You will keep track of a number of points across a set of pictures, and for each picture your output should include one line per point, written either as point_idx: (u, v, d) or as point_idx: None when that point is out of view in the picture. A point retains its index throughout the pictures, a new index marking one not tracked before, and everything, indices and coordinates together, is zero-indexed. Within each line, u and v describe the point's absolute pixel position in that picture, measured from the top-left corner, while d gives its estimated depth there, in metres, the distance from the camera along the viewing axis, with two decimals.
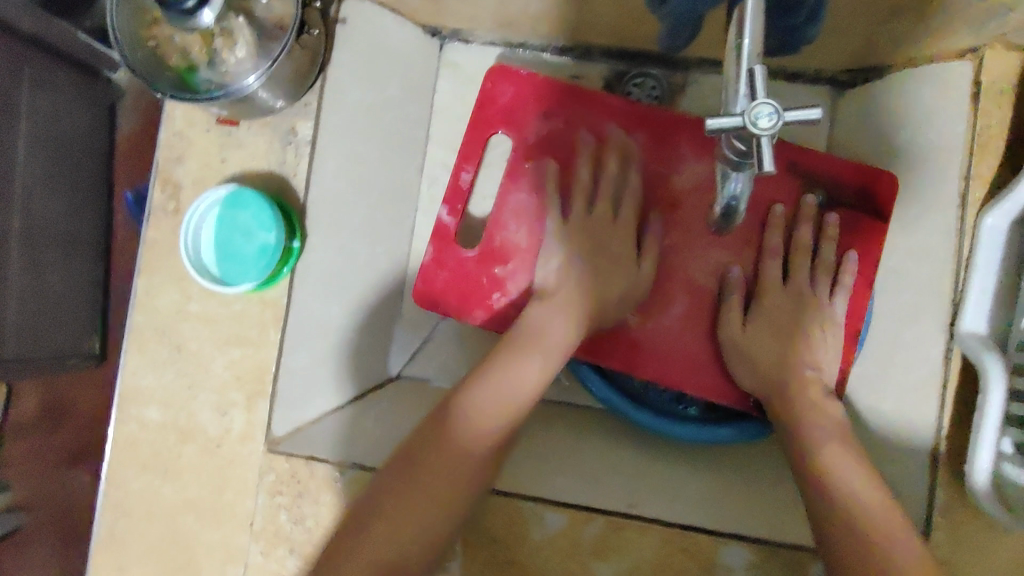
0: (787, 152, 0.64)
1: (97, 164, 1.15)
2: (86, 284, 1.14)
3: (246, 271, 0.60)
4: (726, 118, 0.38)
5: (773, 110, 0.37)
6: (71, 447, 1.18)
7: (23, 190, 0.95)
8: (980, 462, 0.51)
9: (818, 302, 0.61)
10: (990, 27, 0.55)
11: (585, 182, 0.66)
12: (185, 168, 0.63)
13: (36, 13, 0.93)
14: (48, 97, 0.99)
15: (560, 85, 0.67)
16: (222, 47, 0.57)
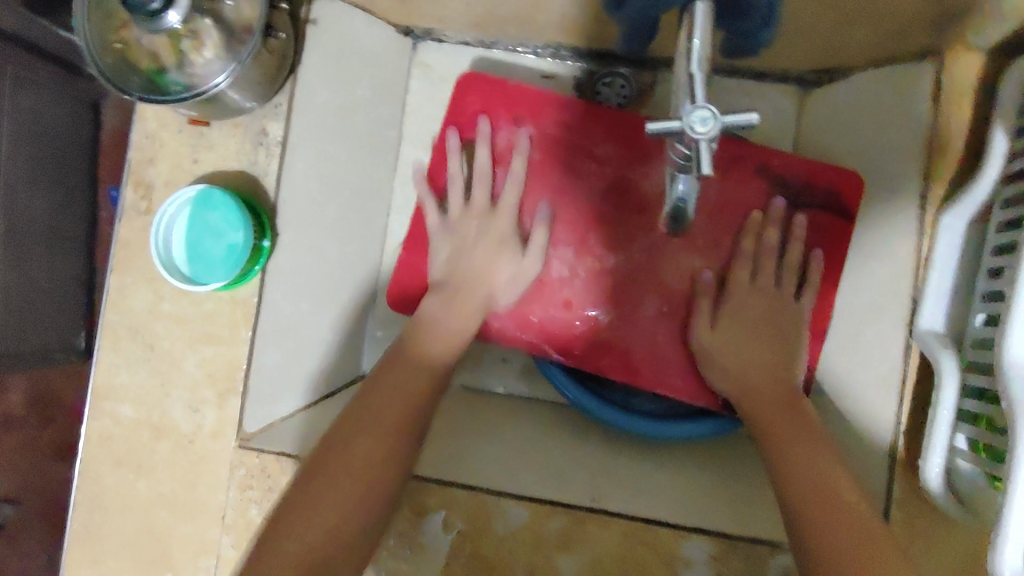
0: (756, 154, 0.65)
1: (81, 162, 1.15)
2: (71, 280, 1.15)
3: (213, 271, 0.61)
4: (668, 122, 0.39)
5: (711, 115, 0.38)
6: (60, 442, 1.19)
7: (4, 188, 0.96)
8: (934, 456, 0.52)
9: (786, 305, 0.61)
10: (949, 30, 0.56)
11: (557, 185, 0.66)
12: (158, 168, 0.63)
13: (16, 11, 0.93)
14: (30, 93, 1.00)
15: (531, 91, 0.67)
16: (190, 48, 0.57)
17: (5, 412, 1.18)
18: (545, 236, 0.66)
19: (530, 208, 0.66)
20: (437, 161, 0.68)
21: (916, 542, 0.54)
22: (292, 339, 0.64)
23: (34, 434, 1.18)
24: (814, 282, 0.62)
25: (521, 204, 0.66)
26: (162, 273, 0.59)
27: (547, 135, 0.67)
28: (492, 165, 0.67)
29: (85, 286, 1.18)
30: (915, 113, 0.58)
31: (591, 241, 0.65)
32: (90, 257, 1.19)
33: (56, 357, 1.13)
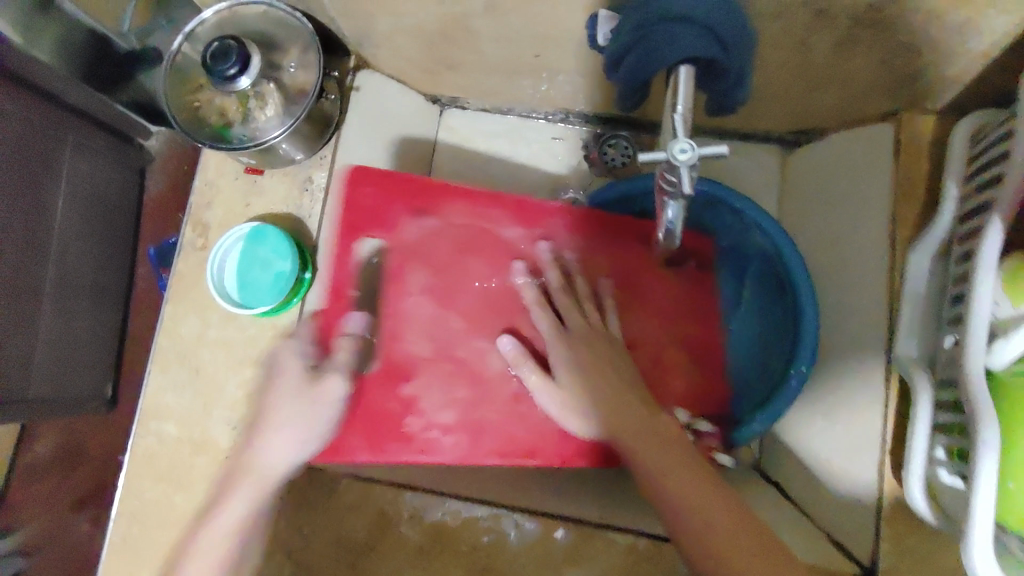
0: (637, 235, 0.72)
1: (122, 222, 1.25)
2: (106, 332, 1.22)
3: (259, 297, 0.68)
4: (656, 154, 0.47)
5: (690, 146, 0.45)
6: (82, 490, 1.24)
7: (58, 242, 1.05)
8: (913, 468, 0.56)
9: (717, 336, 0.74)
10: (905, 96, 0.65)
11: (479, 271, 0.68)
12: (213, 212, 0.72)
13: (82, 87, 1.06)
14: (86, 159, 1.11)
15: (422, 182, 0.69)
16: (255, 107, 0.67)
17: (32, 460, 1.25)
18: (474, 328, 0.67)
19: (445, 299, 0.68)
20: (337, 263, 0.67)
21: (908, 562, 0.59)
22: None
23: (61, 480, 1.24)
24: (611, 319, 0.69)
25: (454, 292, 0.68)
26: (216, 297, 0.67)
27: (452, 225, 0.69)
28: (404, 259, 0.67)
29: (117, 337, 1.25)
30: (881, 167, 0.67)
31: (523, 325, 0.68)
32: (126, 311, 1.27)
33: (88, 406, 1.19)
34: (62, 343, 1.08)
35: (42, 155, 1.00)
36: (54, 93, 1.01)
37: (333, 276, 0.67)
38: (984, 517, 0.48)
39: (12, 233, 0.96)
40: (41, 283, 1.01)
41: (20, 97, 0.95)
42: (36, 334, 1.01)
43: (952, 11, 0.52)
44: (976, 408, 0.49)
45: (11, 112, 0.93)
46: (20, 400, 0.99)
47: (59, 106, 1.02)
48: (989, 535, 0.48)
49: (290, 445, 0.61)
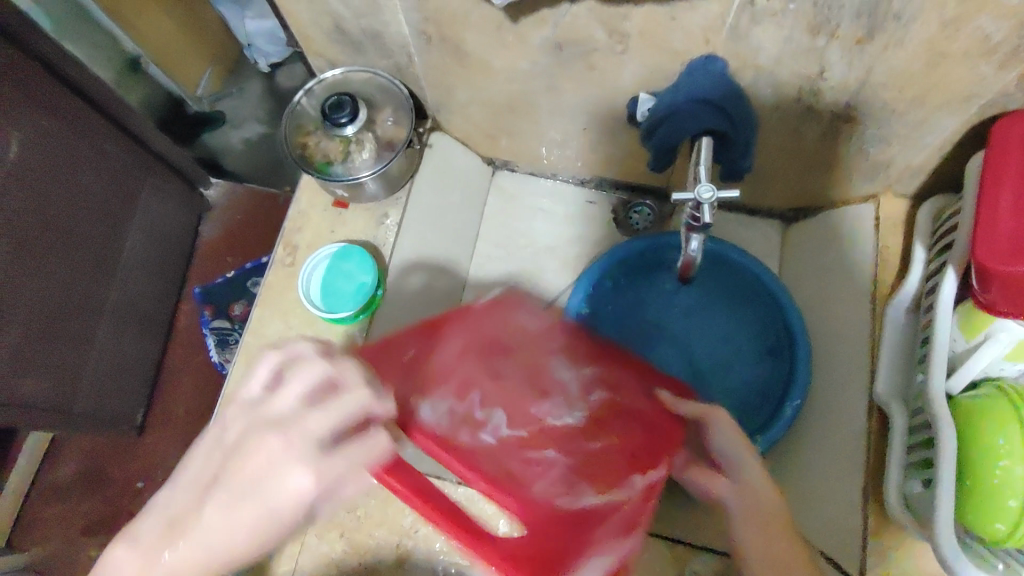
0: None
1: (178, 264, 1.37)
2: (145, 356, 1.31)
3: (342, 302, 0.80)
4: (684, 194, 0.59)
5: (711, 188, 0.58)
6: (92, 516, 1.32)
7: (122, 270, 1.18)
8: (893, 484, 0.67)
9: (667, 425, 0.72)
10: (879, 181, 0.80)
11: (508, 447, 0.71)
12: (303, 235, 0.86)
13: (166, 139, 1.22)
14: (158, 199, 1.26)
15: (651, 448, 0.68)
16: (354, 150, 0.82)
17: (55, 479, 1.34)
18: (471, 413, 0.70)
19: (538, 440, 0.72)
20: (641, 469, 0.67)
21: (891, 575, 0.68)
22: None
23: (76, 502, 1.33)
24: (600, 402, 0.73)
25: (483, 447, 0.70)
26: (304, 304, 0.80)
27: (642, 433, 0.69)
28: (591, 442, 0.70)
29: (155, 361, 1.35)
30: (863, 238, 0.81)
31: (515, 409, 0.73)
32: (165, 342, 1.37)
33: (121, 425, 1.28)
34: (108, 366, 1.19)
35: (125, 191, 1.14)
36: (144, 141, 1.17)
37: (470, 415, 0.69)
38: (946, 512, 0.56)
39: (88, 256, 1.09)
40: (102, 304, 1.13)
41: (117, 140, 1.11)
42: (89, 352, 1.12)
43: (909, 111, 0.68)
44: (936, 420, 0.59)
45: (107, 153, 1.09)
46: (65, 410, 1.08)
47: (147, 153, 1.18)
48: (952, 531, 0.56)
49: (230, 515, 0.53)
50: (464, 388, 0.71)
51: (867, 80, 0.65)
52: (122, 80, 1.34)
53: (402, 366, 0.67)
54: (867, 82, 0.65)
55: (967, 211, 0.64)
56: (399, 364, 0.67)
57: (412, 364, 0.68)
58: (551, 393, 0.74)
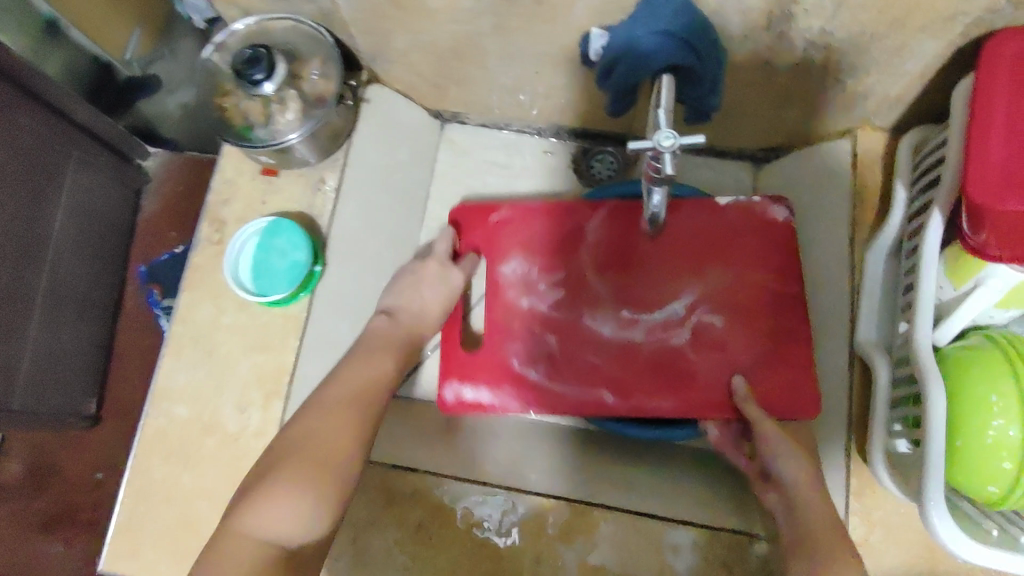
0: (446, 380, 0.76)
1: (117, 240, 1.27)
2: (92, 343, 1.23)
3: (275, 283, 0.72)
4: (643, 143, 0.51)
5: (672, 135, 0.49)
6: (51, 511, 1.26)
7: (53, 254, 1.07)
8: (876, 439, 0.63)
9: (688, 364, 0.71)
10: (857, 114, 0.73)
11: (524, 317, 0.77)
12: (231, 208, 0.77)
13: (91, 107, 1.09)
14: (88, 173, 1.13)
15: (700, 405, 0.70)
16: (276, 110, 0.72)
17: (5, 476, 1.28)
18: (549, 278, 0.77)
19: (567, 335, 0.75)
20: (647, 395, 0.71)
21: (882, 531, 0.65)
22: (331, 353, 0.73)
23: (27, 502, 1.26)
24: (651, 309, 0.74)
25: (535, 319, 0.76)
26: (233, 286, 0.71)
27: (692, 378, 0.71)
28: (618, 366, 0.73)
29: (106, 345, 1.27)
30: (841, 175, 0.75)
31: (580, 291, 0.76)
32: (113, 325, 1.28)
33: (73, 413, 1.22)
34: (47, 360, 1.10)
35: (47, 167, 1.03)
36: (66, 109, 1.04)
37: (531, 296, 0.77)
38: (937, 474, 0.52)
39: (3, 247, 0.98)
40: (31, 292, 1.04)
41: (37, 111, 0.99)
42: (22, 349, 1.03)
43: (890, 36, 0.61)
44: (925, 374, 0.54)
45: (23, 125, 0.97)
46: (0, 410, 1.00)
47: (71, 124, 1.06)
48: (941, 494, 0.52)
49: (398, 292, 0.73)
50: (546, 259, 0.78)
51: (845, 3, 0.57)
52: (40, 48, 1.19)
53: (489, 227, 0.80)
54: (846, 4, 0.57)
55: (955, 142, 0.58)
56: (487, 223, 0.80)
57: (500, 226, 0.80)
58: (621, 309, 0.74)
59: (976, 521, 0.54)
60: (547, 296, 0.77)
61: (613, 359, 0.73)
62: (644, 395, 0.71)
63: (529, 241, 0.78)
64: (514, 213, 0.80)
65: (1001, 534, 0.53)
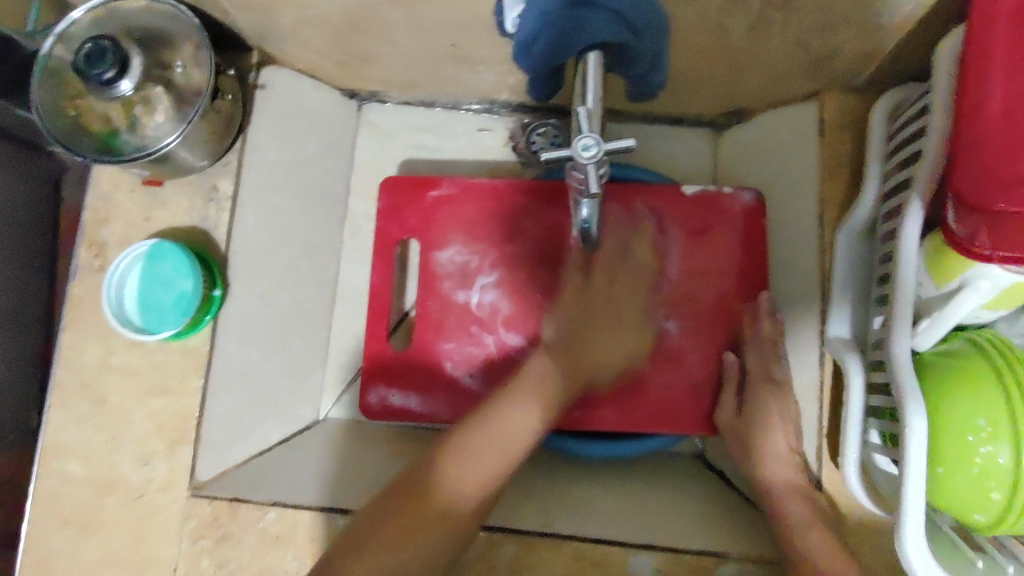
0: (371, 382, 0.68)
1: (36, 241, 0.92)
2: (17, 359, 0.88)
3: (163, 319, 0.64)
4: (560, 151, 0.46)
5: (595, 143, 0.45)
6: None
7: None
8: (849, 452, 0.55)
9: (639, 366, 0.68)
10: (824, 73, 0.64)
11: (460, 312, 0.69)
12: (111, 229, 0.66)
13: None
14: None
15: (653, 415, 0.67)
16: (142, 113, 0.62)
17: None
18: (492, 267, 0.69)
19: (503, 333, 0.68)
20: (597, 402, 0.67)
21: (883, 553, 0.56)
22: (245, 387, 0.65)
23: None
24: None
25: (467, 317, 0.68)
26: (113, 325, 0.61)
27: (647, 378, 0.67)
28: None
29: (41, 362, 0.91)
30: (808, 144, 0.66)
31: (520, 283, 0.69)
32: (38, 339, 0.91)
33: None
34: None
35: None
36: None
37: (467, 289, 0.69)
38: (919, 511, 0.45)
39: None
40: None
41: None
42: None
43: None
44: (902, 390, 0.47)
45: None
46: None
47: None
48: (924, 531, 0.46)
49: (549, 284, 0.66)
50: (480, 245, 0.70)
51: None
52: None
53: (424, 205, 0.71)
54: None
55: (938, 118, 0.49)
56: (422, 203, 0.71)
57: (436, 205, 0.71)
58: None
59: (960, 549, 0.49)
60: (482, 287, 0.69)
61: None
62: (593, 400, 0.67)
63: (467, 226, 0.70)
64: (454, 189, 0.71)
65: (986, 564, 0.48)
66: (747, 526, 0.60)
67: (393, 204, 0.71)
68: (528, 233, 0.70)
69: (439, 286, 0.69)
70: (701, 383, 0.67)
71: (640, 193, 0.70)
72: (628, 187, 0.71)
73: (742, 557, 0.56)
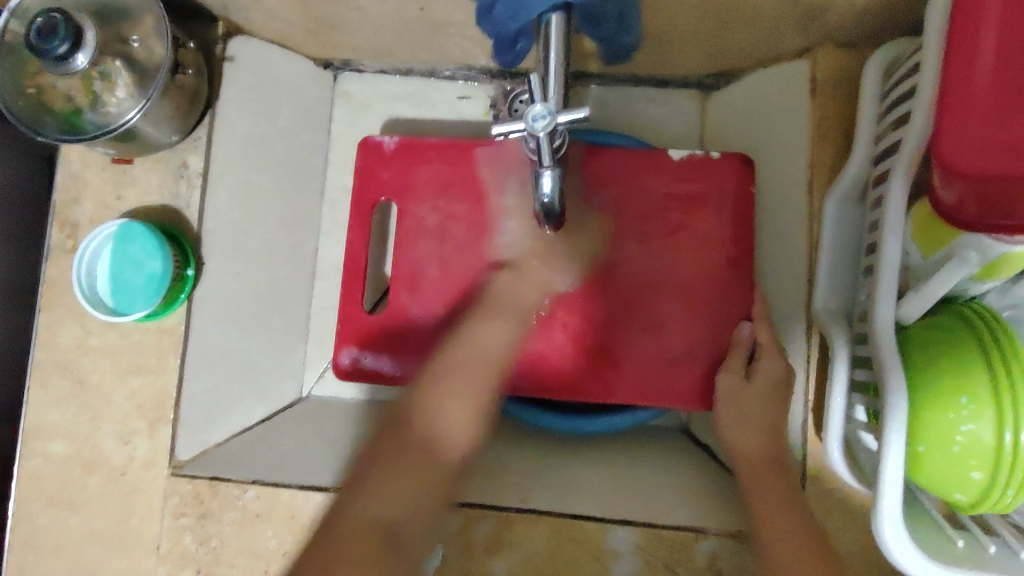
0: (344, 343, 0.68)
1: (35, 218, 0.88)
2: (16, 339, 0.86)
3: (134, 301, 0.62)
4: (513, 124, 0.45)
5: (547, 114, 0.45)
6: None
7: None
8: (833, 427, 0.53)
9: (622, 338, 0.65)
10: (816, 29, 0.60)
11: (435, 282, 0.67)
12: (82, 207, 0.66)
13: None
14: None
15: (631, 385, 0.65)
16: (103, 90, 0.61)
17: None
18: (471, 239, 0.67)
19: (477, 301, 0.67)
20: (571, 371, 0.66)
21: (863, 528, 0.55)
22: (222, 364, 0.64)
23: None
24: (580, 277, 0.66)
25: (441, 285, 0.67)
26: (86, 306, 0.61)
27: (626, 347, 0.65)
28: (539, 340, 0.66)
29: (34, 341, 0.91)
30: (799, 106, 0.62)
31: (495, 251, 0.67)
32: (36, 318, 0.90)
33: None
34: None
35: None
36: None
37: (441, 259, 0.68)
38: (898, 490, 0.44)
39: None
40: None
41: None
42: None
43: None
44: (884, 363, 0.45)
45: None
46: None
47: None
48: (902, 510, 0.44)
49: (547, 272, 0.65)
50: (457, 214, 0.68)
51: None
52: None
53: (403, 169, 0.69)
54: None
55: (927, 77, 0.46)
56: (393, 174, 0.69)
57: (412, 173, 0.69)
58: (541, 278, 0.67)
59: (941, 528, 0.48)
60: (457, 259, 0.67)
61: (535, 332, 0.66)
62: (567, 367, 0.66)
63: (444, 194, 0.68)
64: (431, 159, 0.69)
65: (968, 544, 0.46)
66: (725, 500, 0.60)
67: (369, 175, 0.69)
68: (503, 201, 0.68)
69: (411, 260, 0.68)
70: (682, 350, 0.65)
71: (621, 157, 0.68)
72: (613, 152, 0.68)
73: (720, 531, 0.56)
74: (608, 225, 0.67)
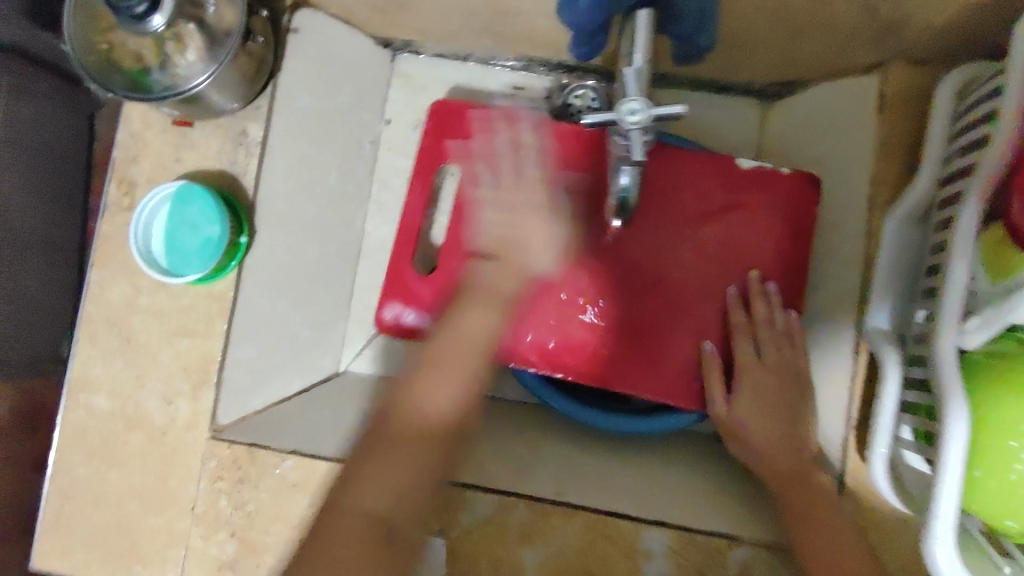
0: (390, 298, 0.68)
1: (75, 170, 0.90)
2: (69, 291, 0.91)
3: (189, 262, 0.64)
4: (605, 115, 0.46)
5: (641, 107, 0.45)
6: None
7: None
8: (879, 444, 0.53)
9: (663, 338, 0.65)
10: (891, 44, 0.59)
11: None
12: (140, 166, 0.66)
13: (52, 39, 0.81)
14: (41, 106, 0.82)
15: (665, 383, 0.65)
16: (173, 51, 0.61)
17: None
18: None
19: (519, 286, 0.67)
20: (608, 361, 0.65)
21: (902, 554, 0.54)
22: (267, 334, 0.65)
23: None
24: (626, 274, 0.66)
25: None
26: (140, 265, 0.62)
27: (664, 345, 0.65)
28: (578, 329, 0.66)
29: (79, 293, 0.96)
30: (865, 121, 0.61)
31: None
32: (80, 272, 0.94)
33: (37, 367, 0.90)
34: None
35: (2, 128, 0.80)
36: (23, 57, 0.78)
37: None
38: (951, 512, 0.43)
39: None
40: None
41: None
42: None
43: None
44: (944, 384, 0.45)
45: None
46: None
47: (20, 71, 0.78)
48: (954, 533, 0.44)
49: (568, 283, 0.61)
50: None
51: None
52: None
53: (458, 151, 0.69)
54: None
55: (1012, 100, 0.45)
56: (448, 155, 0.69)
57: (468, 155, 0.69)
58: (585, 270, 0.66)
59: (987, 553, 0.47)
60: None
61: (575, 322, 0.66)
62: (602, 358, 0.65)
63: None
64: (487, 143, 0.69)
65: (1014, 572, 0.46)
66: (758, 513, 0.60)
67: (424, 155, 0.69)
68: None
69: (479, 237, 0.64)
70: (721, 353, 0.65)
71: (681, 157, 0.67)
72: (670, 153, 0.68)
73: (754, 541, 0.56)
74: (659, 225, 0.66)
